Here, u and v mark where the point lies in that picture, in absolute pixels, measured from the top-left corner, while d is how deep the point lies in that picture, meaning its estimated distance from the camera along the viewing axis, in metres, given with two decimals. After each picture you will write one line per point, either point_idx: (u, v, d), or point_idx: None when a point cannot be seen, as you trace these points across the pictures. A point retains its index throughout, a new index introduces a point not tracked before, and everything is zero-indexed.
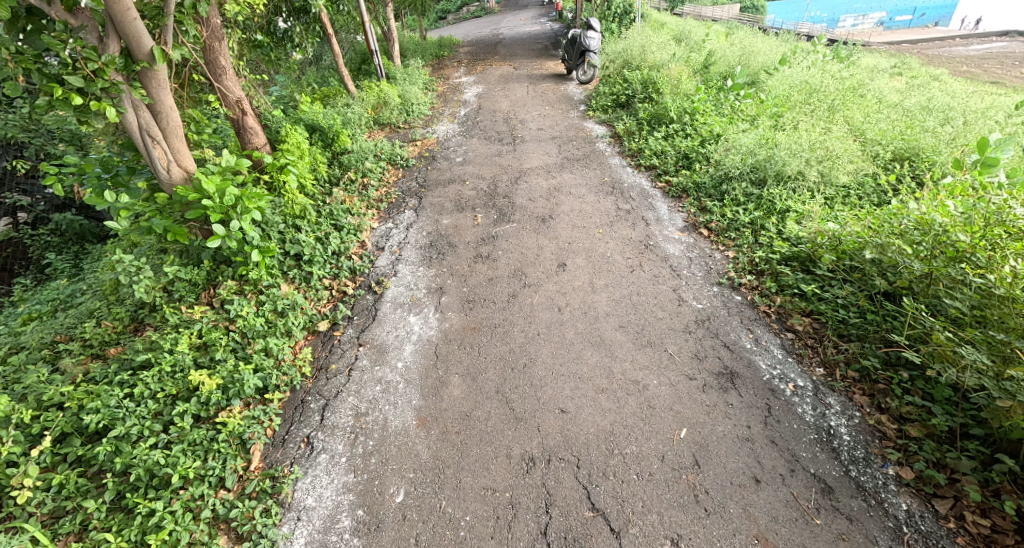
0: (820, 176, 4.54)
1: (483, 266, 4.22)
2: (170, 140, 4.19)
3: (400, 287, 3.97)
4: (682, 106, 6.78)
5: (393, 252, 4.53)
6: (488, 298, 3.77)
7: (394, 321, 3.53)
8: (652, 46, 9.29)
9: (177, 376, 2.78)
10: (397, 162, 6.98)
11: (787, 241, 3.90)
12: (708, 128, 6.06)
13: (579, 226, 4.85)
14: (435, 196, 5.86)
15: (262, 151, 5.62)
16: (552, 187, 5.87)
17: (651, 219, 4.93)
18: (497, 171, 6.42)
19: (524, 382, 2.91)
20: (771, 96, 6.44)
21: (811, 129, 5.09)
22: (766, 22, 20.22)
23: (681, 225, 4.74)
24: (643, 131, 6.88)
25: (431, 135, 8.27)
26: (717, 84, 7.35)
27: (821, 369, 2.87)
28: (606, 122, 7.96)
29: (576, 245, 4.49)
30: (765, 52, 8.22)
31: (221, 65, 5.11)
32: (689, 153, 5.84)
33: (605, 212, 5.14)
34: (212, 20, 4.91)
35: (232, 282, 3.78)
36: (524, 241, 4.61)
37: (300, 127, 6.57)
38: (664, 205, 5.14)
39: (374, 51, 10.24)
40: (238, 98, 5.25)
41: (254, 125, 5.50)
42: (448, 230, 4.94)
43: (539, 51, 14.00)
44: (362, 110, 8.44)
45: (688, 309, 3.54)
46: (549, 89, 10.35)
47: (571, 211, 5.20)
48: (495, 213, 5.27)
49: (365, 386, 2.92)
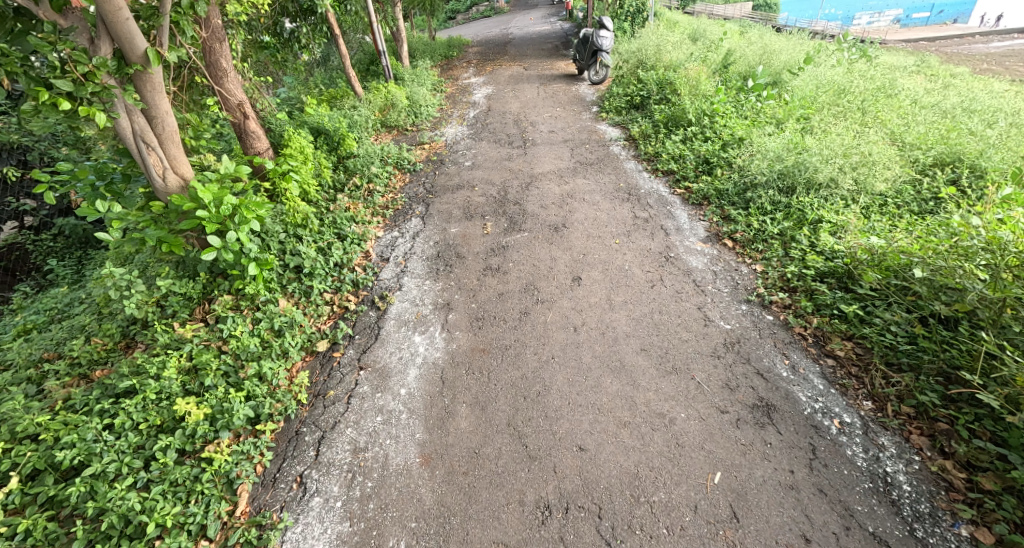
0: (855, 184, 4.23)
1: (493, 280, 3.98)
2: (166, 146, 4.00)
3: (405, 303, 3.73)
4: (700, 108, 6.49)
5: (399, 264, 4.31)
6: (498, 316, 3.53)
7: (398, 341, 3.30)
8: (668, 45, 8.98)
9: (163, 404, 2.56)
10: (404, 167, 6.76)
11: (822, 255, 3.62)
12: (729, 132, 5.77)
13: (594, 236, 4.60)
14: (443, 202, 5.63)
15: (265, 156, 5.42)
16: (564, 193, 5.62)
17: (670, 228, 4.66)
18: (508, 177, 6.17)
19: (538, 414, 2.66)
20: (796, 97, 6.12)
21: (843, 132, 4.77)
22: (782, 21, 19.70)
23: (703, 236, 4.47)
24: (660, 134, 6.61)
25: (439, 138, 8.06)
26: (736, 85, 7.04)
27: (870, 402, 2.58)
28: (620, 124, 7.69)
29: (591, 257, 4.24)
30: (788, 50, 7.86)
31: (222, 67, 4.92)
32: (709, 157, 5.56)
33: (621, 220, 4.87)
34: (212, 20, 4.72)
35: (228, 297, 3.58)
36: (536, 252, 4.37)
37: (305, 131, 6.40)
38: (684, 213, 4.88)
39: (382, 52, 10.07)
40: (240, 101, 5.07)
41: (256, 129, 5.31)
42: (456, 239, 4.70)
43: (549, 51, 13.72)
44: (369, 112, 8.26)
45: (715, 330, 3.26)
46: (560, 90, 10.09)
47: (585, 219, 4.95)
48: (506, 221, 5.03)
49: (364, 417, 2.68)
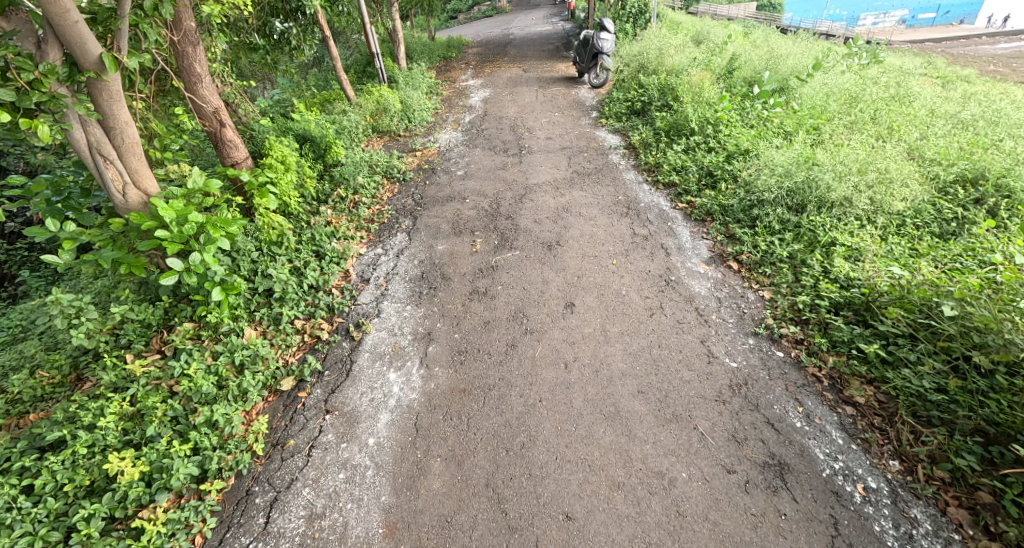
0: (871, 203, 3.92)
1: (479, 306, 3.69)
2: (126, 159, 3.70)
3: (382, 332, 3.43)
4: (704, 116, 6.21)
5: (379, 286, 4.01)
6: (482, 349, 3.23)
7: (370, 378, 3.00)
8: (670, 48, 8.67)
9: (95, 459, 2.29)
10: (393, 176, 6.47)
11: (836, 283, 3.33)
12: (734, 143, 5.48)
13: (589, 255, 4.31)
14: (431, 215, 5.34)
15: (243, 167, 5.13)
16: (560, 206, 5.33)
17: (671, 247, 4.39)
18: (501, 188, 5.88)
19: (521, 472, 2.37)
20: (805, 106, 5.81)
21: (857, 145, 4.47)
22: (787, 21, 19.35)
23: (707, 257, 4.19)
24: (661, 143, 6.32)
25: (432, 144, 7.76)
26: (742, 92, 6.74)
27: (897, 462, 2.31)
28: (620, 131, 7.40)
29: (585, 280, 3.95)
30: (796, 54, 7.53)
31: (195, 72, 4.63)
32: (713, 170, 5.27)
33: (619, 238, 4.58)
34: (186, 22, 4.41)
35: (189, 326, 3.29)
36: (528, 274, 4.08)
37: (289, 138, 6.12)
38: (686, 230, 4.60)
39: (376, 54, 9.79)
40: (216, 108, 4.77)
41: (233, 137, 5.02)
42: (442, 258, 4.42)
43: (549, 52, 13.39)
44: (360, 117, 7.99)
45: (720, 368, 2.95)
46: (559, 94, 9.79)
47: (581, 236, 4.66)
48: (497, 237, 4.73)
49: (325, 474, 2.42)
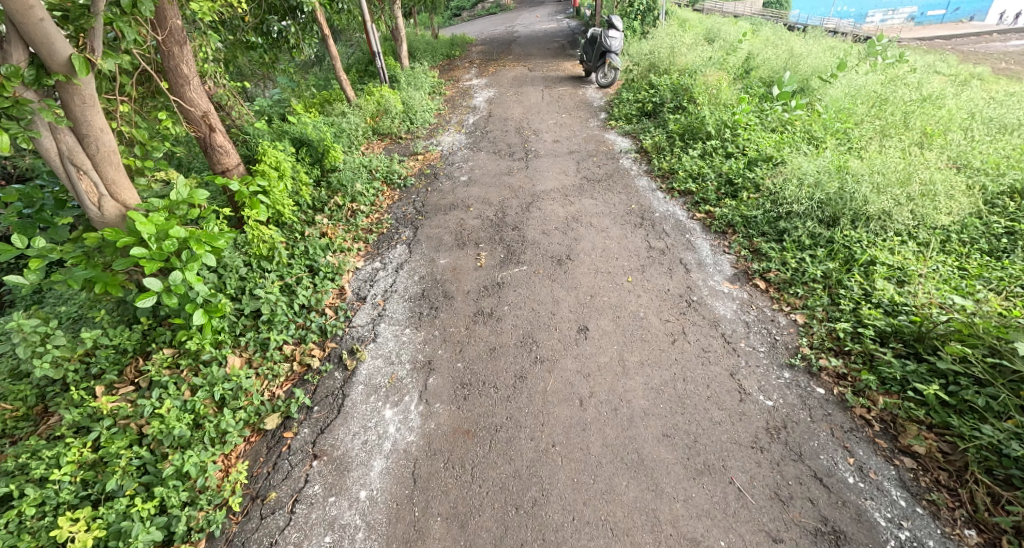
0: (913, 216, 3.60)
1: (484, 329, 3.39)
2: (103, 169, 3.42)
3: (378, 360, 3.14)
4: (720, 119, 5.90)
5: (377, 305, 3.73)
6: (487, 381, 2.92)
7: (364, 416, 2.71)
8: (682, 47, 8.34)
9: (46, 520, 2.05)
10: (393, 183, 6.18)
11: (880, 308, 3.01)
12: (755, 148, 5.17)
13: (603, 272, 4.02)
14: (433, 225, 5.06)
15: (234, 174, 4.87)
16: (570, 216, 5.04)
17: (691, 263, 4.10)
18: (507, 196, 5.59)
19: (534, 537, 2.10)
20: (830, 109, 5.49)
21: (893, 151, 4.15)
22: (793, 18, 18.98)
23: (730, 274, 3.89)
24: (675, 147, 6.02)
25: (435, 147, 7.47)
26: (760, 93, 6.42)
27: (973, 531, 2.03)
28: (630, 134, 7.09)
29: (599, 300, 3.66)
30: (816, 53, 7.19)
31: (183, 73, 4.38)
32: (733, 177, 4.97)
33: (634, 252, 4.29)
34: (172, 20, 4.12)
35: (167, 353, 3.00)
36: (537, 292, 3.79)
37: (285, 142, 5.85)
38: (706, 244, 4.31)
39: (377, 53, 9.50)
40: (205, 112, 4.54)
41: (224, 142, 4.77)
42: (445, 273, 4.13)
43: (555, 51, 13.06)
44: (360, 120, 7.72)
45: (754, 408, 2.63)
46: (566, 94, 9.47)
47: (594, 249, 4.38)
48: (503, 250, 4.45)
49: (311, 536, 2.17)
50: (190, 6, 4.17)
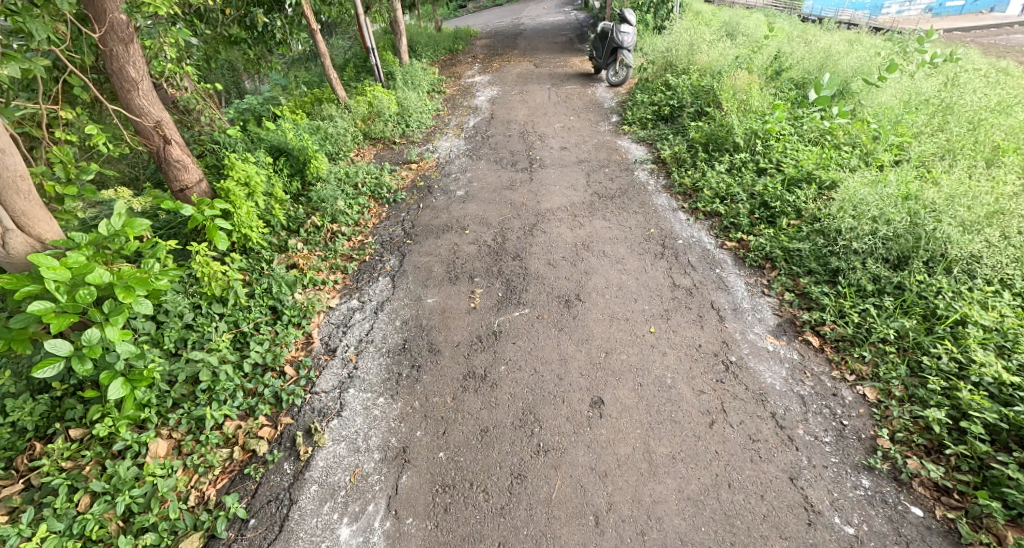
0: (1010, 259, 2.93)
1: (474, 401, 2.76)
2: (7, 199, 2.76)
3: (340, 446, 2.51)
4: (751, 128, 5.23)
5: (347, 362, 3.10)
6: (475, 483, 2.30)
7: (313, 539, 2.13)
8: (702, 43, 7.63)
9: None
10: (381, 197, 5.52)
11: (986, 392, 2.36)
12: (794, 165, 4.52)
13: (619, 318, 3.39)
14: (423, 252, 4.42)
15: (194, 192, 4.26)
16: (579, 242, 4.42)
17: (724, 308, 3.44)
18: (508, 216, 4.96)
19: None
20: (879, 119, 4.81)
21: (969, 177, 3.49)
22: (807, 7, 18.07)
23: (773, 324, 3.22)
24: (697, 160, 5.38)
25: (431, 153, 6.83)
26: (793, 98, 5.74)
27: None
28: (645, 140, 6.42)
29: (617, 358, 3.03)
30: (854, 50, 6.47)
31: (130, 77, 3.79)
32: (768, 199, 4.31)
33: (656, 292, 3.66)
34: (116, 14, 3.55)
35: (72, 437, 2.39)
36: (542, 346, 3.17)
37: (262, 153, 5.26)
38: (740, 283, 3.68)
39: (370, 49, 8.73)
40: (157, 121, 3.96)
41: (181, 156, 4.14)
42: (433, 316, 3.52)
43: (562, 45, 12.34)
44: (349, 123, 7.10)
45: (826, 538, 2.02)
46: (575, 93, 8.78)
47: (609, 288, 3.74)
48: (503, 286, 3.83)
49: None
50: (139, 2, 3.55)
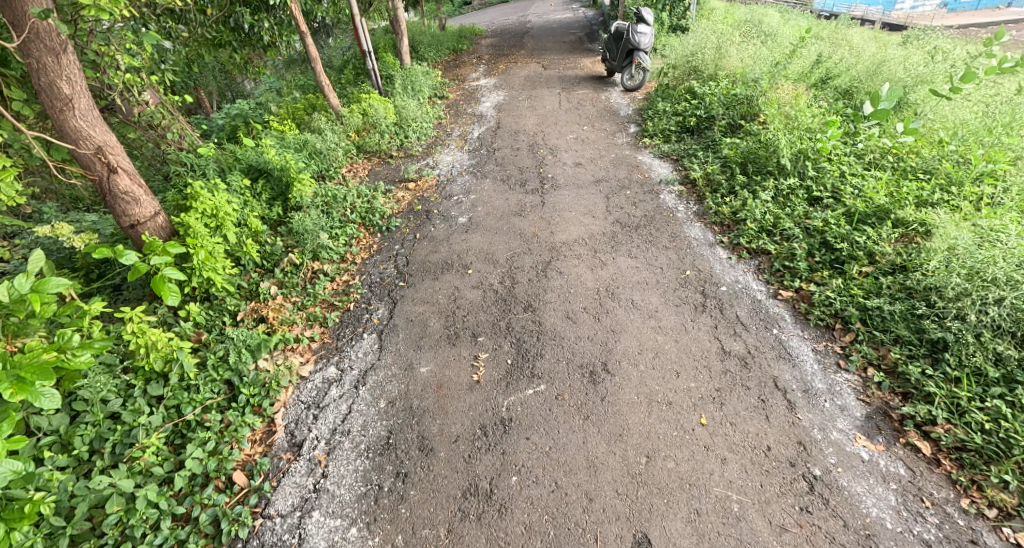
0: None
1: (476, 538, 2.11)
2: None
3: None
4: (799, 147, 4.50)
5: (314, 466, 2.43)
6: None
7: None
8: (731, 45, 6.90)
9: None
10: (372, 224, 4.84)
11: None
12: (859, 196, 3.82)
13: (660, 402, 2.70)
14: (417, 298, 3.74)
15: (148, 228, 3.61)
16: (603, 286, 3.72)
17: (792, 388, 2.72)
18: (518, 250, 4.26)
19: None
20: (957, 141, 4.13)
21: None
22: (821, 3, 17.25)
23: (860, 417, 2.50)
24: (735, 183, 4.66)
25: (429, 169, 6.14)
26: (843, 111, 5.04)
27: None
28: (670, 155, 5.69)
29: (665, 466, 2.35)
30: (907, 54, 5.72)
31: (63, 95, 3.12)
32: (832, 238, 3.59)
33: (702, 362, 2.96)
34: (39, 19, 2.89)
35: None
36: (566, 444, 2.49)
37: (235, 176, 4.59)
38: (807, 350, 2.96)
39: (367, 52, 7.99)
40: (99, 147, 3.30)
41: (130, 186, 3.49)
42: (427, 394, 2.83)
43: (571, 45, 11.61)
44: (340, 136, 6.42)
45: None
46: (587, 99, 8.04)
47: (643, 355, 3.04)
48: (512, 350, 3.15)
49: None
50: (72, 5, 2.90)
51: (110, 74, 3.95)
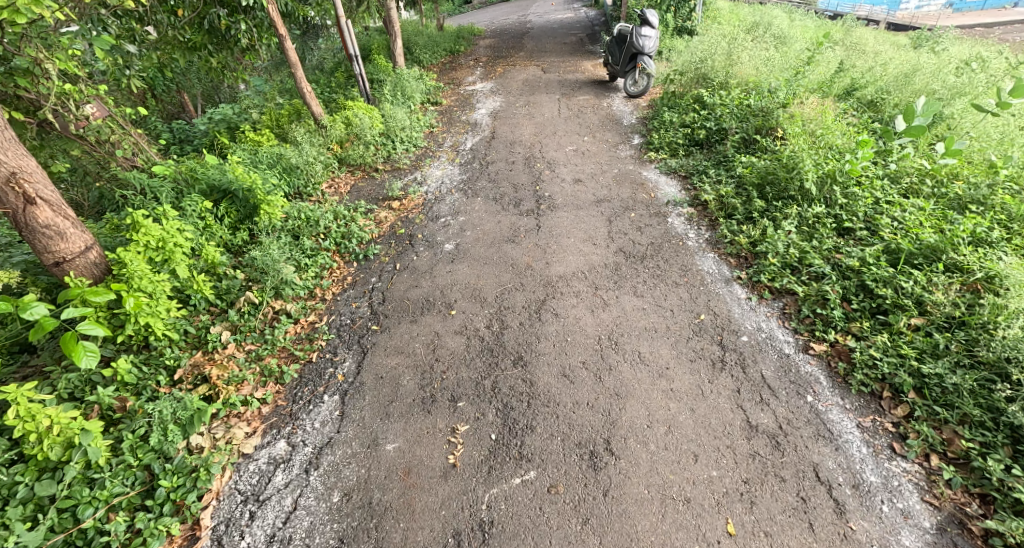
0: None
1: None
2: None
3: None
4: (827, 167, 3.98)
5: None
6: None
7: None
8: (742, 51, 6.38)
9: None
10: (347, 251, 4.33)
11: None
12: (901, 231, 3.32)
13: (676, 500, 2.20)
14: (389, 346, 3.23)
15: (78, 266, 3.11)
16: (605, 333, 3.20)
17: (839, 483, 2.23)
18: (508, 286, 3.75)
19: None
20: (1010, 165, 3.63)
21: None
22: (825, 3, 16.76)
23: (932, 529, 2.06)
24: (753, 207, 4.14)
25: (415, 184, 5.63)
26: (872, 126, 4.54)
27: None
28: (678, 172, 5.18)
29: None
30: (938, 63, 5.21)
31: None
32: (874, 281, 3.07)
33: (725, 440, 2.45)
34: None
35: None
36: None
37: (191, 199, 4.07)
38: (851, 426, 2.46)
39: (352, 56, 7.47)
40: (11, 173, 2.78)
41: (53, 218, 2.97)
42: (391, 484, 2.34)
43: (570, 47, 11.06)
44: (319, 148, 5.91)
45: None
46: (587, 106, 7.52)
47: (654, 429, 2.53)
48: (497, 420, 2.64)
49: None
50: None
51: (39, 86, 3.44)
